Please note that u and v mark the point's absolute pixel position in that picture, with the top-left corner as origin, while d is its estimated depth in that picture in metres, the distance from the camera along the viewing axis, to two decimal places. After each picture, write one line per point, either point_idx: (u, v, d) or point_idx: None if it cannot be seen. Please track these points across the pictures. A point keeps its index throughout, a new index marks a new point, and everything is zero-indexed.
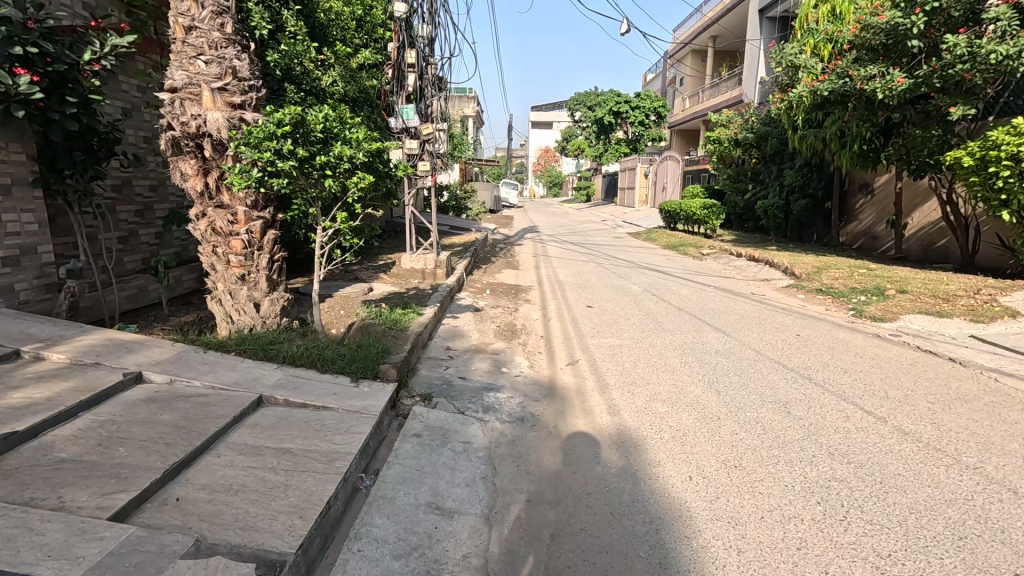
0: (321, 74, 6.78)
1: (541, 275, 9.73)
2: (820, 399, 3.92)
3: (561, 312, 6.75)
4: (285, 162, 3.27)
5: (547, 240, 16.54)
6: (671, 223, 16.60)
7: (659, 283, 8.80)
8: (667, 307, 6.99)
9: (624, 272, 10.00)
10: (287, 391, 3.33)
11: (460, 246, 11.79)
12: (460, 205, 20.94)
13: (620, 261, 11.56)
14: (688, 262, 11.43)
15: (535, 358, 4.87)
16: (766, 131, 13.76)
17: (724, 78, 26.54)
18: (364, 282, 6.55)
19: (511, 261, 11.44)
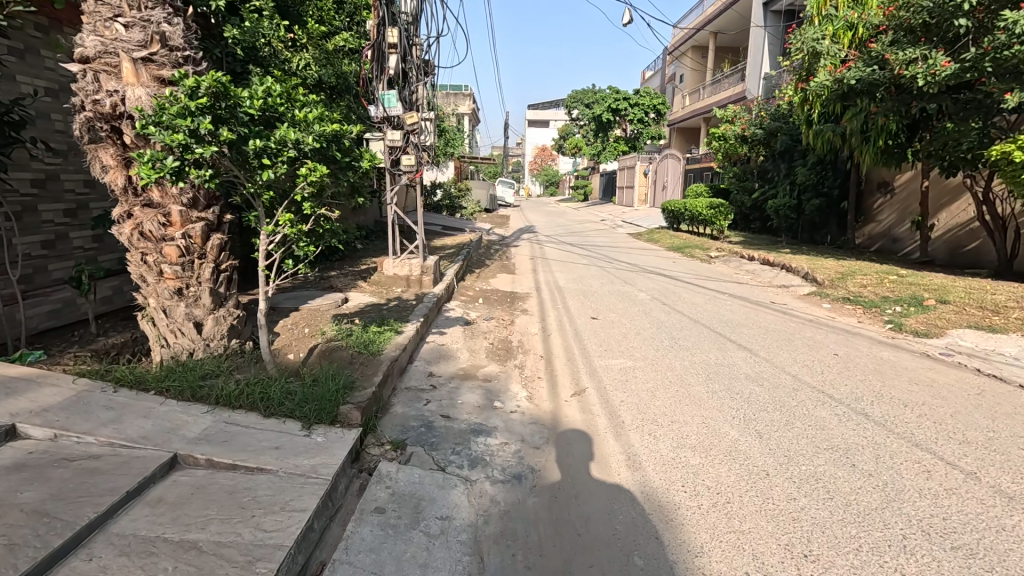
0: (291, 55, 6.01)
1: (539, 281, 8.97)
2: (887, 445, 3.17)
3: (563, 325, 5.98)
4: (205, 147, 2.50)
5: (545, 241, 15.77)
6: (674, 223, 15.86)
7: (669, 289, 8.04)
8: (682, 319, 6.23)
9: (629, 277, 9.24)
10: (212, 448, 2.55)
11: (452, 248, 10.99)
12: (454, 204, 20.15)
13: (624, 264, 10.80)
14: (696, 265, 10.70)
15: (534, 387, 4.11)
16: (776, 126, 13.05)
17: (726, 74, 25.84)
18: (339, 292, 5.77)
19: (506, 265, 10.67)
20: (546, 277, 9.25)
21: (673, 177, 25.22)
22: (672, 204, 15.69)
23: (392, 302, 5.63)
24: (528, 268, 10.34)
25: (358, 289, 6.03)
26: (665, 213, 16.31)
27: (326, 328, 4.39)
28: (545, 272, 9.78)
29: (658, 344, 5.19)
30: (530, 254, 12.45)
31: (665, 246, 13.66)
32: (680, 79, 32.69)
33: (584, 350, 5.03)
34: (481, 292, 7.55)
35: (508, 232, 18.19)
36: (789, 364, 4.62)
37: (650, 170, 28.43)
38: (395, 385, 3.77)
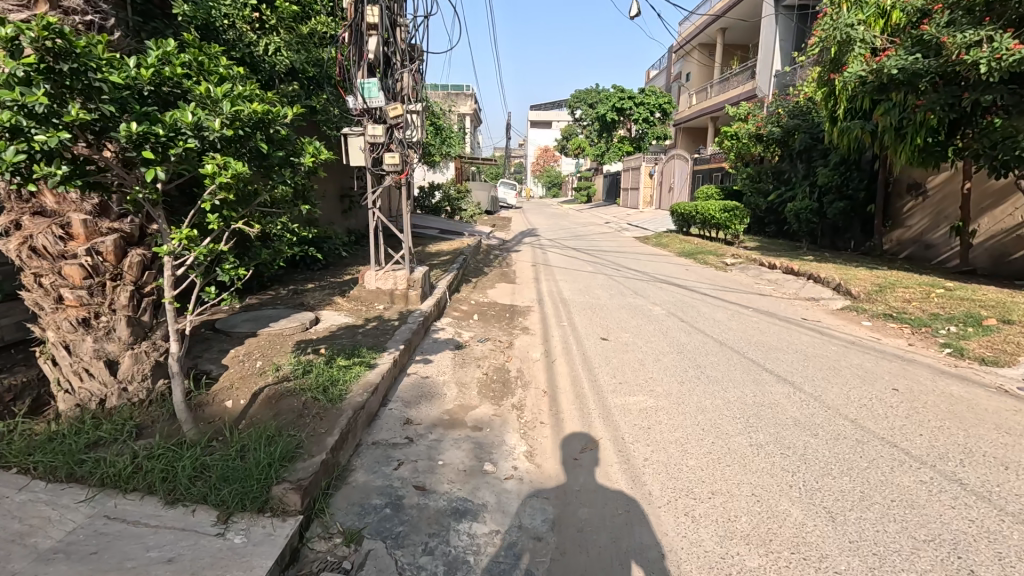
0: (257, 38, 5.26)
1: (542, 291, 8.19)
2: (1006, 536, 2.38)
3: (569, 348, 5.19)
4: (50, 135, 1.80)
5: (548, 245, 15.02)
6: (684, 226, 15.05)
7: (685, 302, 7.25)
8: (705, 341, 5.43)
9: (640, 287, 8.45)
10: (70, 566, 1.77)
11: (448, 254, 10.23)
12: (454, 206, 19.42)
13: (632, 272, 10.02)
14: (710, 273, 9.90)
15: (535, 436, 3.33)
16: (795, 124, 12.26)
17: (735, 73, 25.05)
18: (311, 310, 5.00)
19: (506, 273, 9.90)
20: (549, 287, 8.47)
21: (679, 178, 24.43)
22: (682, 207, 14.90)
23: (371, 322, 4.85)
24: (529, 277, 9.56)
25: (334, 306, 5.25)
26: (674, 215, 15.50)
27: (283, 361, 3.61)
28: (548, 282, 8.99)
29: (682, 375, 4.41)
30: (532, 261, 11.67)
31: (675, 251, 12.88)
32: (686, 78, 31.91)
33: (595, 383, 4.24)
34: (477, 306, 6.79)
35: (510, 235, 17.44)
36: (843, 405, 3.83)
37: (656, 171, 27.77)
38: (359, 440, 2.99)
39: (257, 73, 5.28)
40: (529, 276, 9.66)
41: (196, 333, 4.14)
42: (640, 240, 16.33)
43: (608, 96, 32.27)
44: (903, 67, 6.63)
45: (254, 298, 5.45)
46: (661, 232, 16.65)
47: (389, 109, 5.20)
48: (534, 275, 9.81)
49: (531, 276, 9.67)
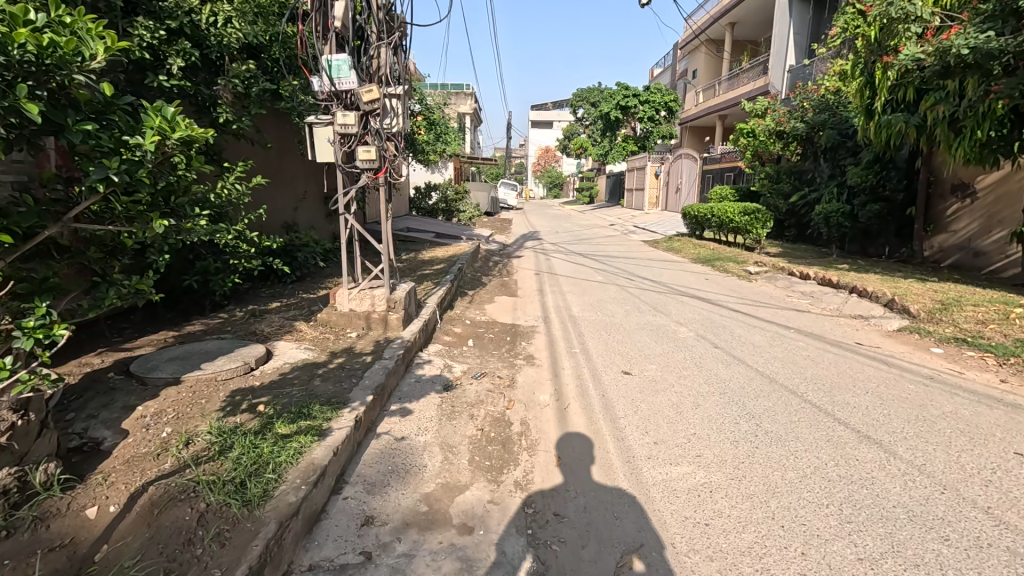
0: (201, 6, 4.30)
1: (548, 306, 7.22)
2: None
3: (584, 387, 4.22)
4: None
5: (551, 250, 14.04)
6: (699, 229, 14.07)
7: (714, 321, 6.27)
8: (749, 375, 4.46)
9: (660, 300, 7.48)
10: None
11: (443, 262, 9.28)
12: (451, 208, 18.47)
13: (646, 281, 9.05)
14: (733, 283, 8.94)
15: (550, 544, 2.33)
16: (822, 119, 11.30)
17: (745, 68, 24.08)
18: (265, 343, 4.02)
19: (507, 283, 8.94)
20: (554, 301, 7.50)
21: (686, 179, 23.40)
22: (696, 208, 13.94)
23: (339, 356, 3.89)
24: (533, 287, 8.59)
25: (296, 335, 4.28)
26: (687, 218, 14.53)
27: (202, 429, 2.64)
28: (554, 294, 8.02)
29: (731, 431, 3.43)
30: (535, 268, 10.73)
31: (690, 257, 11.90)
32: (692, 75, 30.92)
33: (622, 444, 3.27)
34: (473, 327, 5.84)
35: (511, 238, 16.47)
36: (962, 482, 2.84)
37: (661, 171, 26.83)
38: (288, 565, 2.02)
39: (201, 49, 4.33)
40: (533, 286, 8.69)
41: (101, 381, 3.16)
42: (649, 244, 15.35)
43: (612, 94, 31.28)
44: (976, 46, 5.75)
45: (201, 323, 4.50)
46: (671, 236, 15.69)
47: (362, 91, 4.22)
48: (538, 285, 8.83)
49: (535, 286, 8.71)
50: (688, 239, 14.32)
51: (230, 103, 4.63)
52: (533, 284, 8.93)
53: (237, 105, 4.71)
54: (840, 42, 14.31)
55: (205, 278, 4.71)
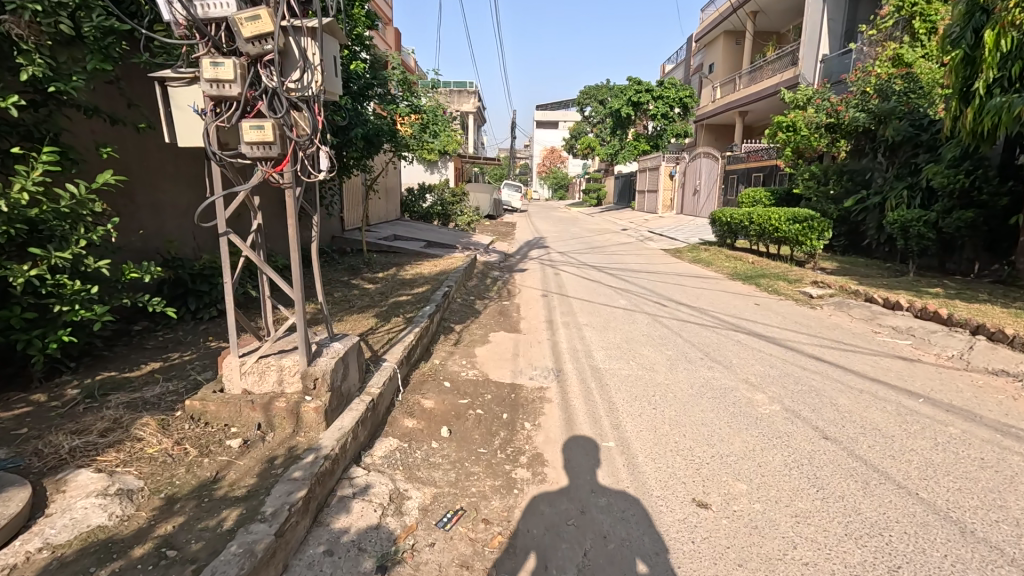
0: None
1: (561, 349, 5.37)
2: None
3: (636, 551, 2.35)
4: None
5: (560, 261, 12.22)
6: (731, 238, 12.17)
7: (802, 382, 4.40)
8: (916, 515, 2.60)
9: (711, 341, 5.61)
10: None
11: (427, 282, 7.46)
12: (447, 211, 16.72)
13: (682, 307, 7.21)
14: (794, 312, 7.07)
15: None
16: (890, 107, 9.44)
17: (769, 60, 22.27)
18: (53, 477, 2.18)
19: (507, 310, 7.10)
20: (570, 340, 5.65)
21: (706, 180, 21.57)
22: (728, 213, 12.06)
23: (178, 511, 2.05)
24: (541, 317, 6.76)
25: (131, 447, 2.46)
26: (718, 225, 12.63)
27: None
28: (569, 329, 6.17)
29: None
30: (544, 286, 8.90)
31: (726, 272, 10.03)
32: (709, 69, 29.00)
33: None
34: (454, 394, 3.98)
35: (514, 246, 14.68)
36: None
37: (677, 171, 24.92)
38: None
39: None
40: (541, 315, 6.85)
41: None
42: (670, 254, 13.48)
43: (623, 89, 29.44)
44: None
45: None
46: (696, 245, 13.80)
47: (240, 18, 2.37)
48: (549, 313, 6.98)
49: (544, 315, 6.86)
50: (718, 249, 12.44)
51: (45, 48, 2.80)
52: (540, 311, 7.08)
53: (59, 55, 2.89)
54: (894, 21, 12.39)
55: (7, 337, 2.88)
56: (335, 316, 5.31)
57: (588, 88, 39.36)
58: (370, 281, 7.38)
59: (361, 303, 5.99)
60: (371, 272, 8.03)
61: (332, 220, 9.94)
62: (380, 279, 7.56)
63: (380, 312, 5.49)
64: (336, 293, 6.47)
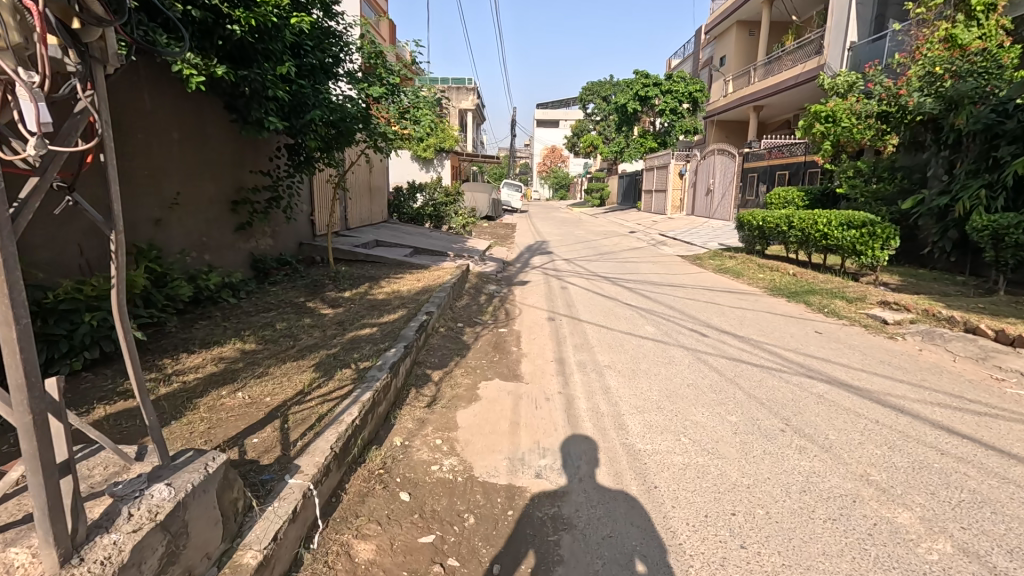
0: None
1: (580, 410, 3.84)
2: None
3: None
4: None
5: (567, 270, 10.72)
6: (762, 244, 10.63)
7: (955, 482, 2.88)
8: None
9: (785, 398, 4.07)
10: None
11: (404, 305, 5.93)
12: (440, 212, 15.20)
13: (727, 338, 5.69)
14: (869, 344, 5.55)
15: None
16: (966, 92, 7.86)
17: (789, 50, 20.79)
18: None
19: (504, 341, 5.55)
20: (591, 394, 4.12)
21: (721, 178, 20.05)
22: (760, 215, 10.50)
23: None
24: (549, 353, 5.20)
25: None
26: (746, 228, 11.07)
27: None
28: (588, 373, 4.62)
29: None
30: (550, 305, 7.35)
31: (763, 286, 8.52)
32: (721, 62, 27.42)
33: None
34: (413, 520, 2.46)
35: (513, 252, 13.17)
36: None
37: (686, 170, 23.74)
38: None
39: None
40: (549, 350, 5.30)
41: None
42: (690, 262, 11.95)
43: (630, 83, 27.82)
44: None
45: None
46: (718, 252, 12.29)
47: None
48: (559, 347, 5.43)
49: (553, 350, 5.31)
50: (746, 256, 10.90)
51: None
52: (548, 344, 5.54)
53: None
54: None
55: None
56: (260, 364, 3.78)
57: (591, 82, 37.78)
58: (330, 304, 5.85)
59: (307, 340, 4.47)
60: (337, 291, 6.50)
61: (296, 223, 8.39)
62: (344, 301, 6.02)
63: (326, 357, 3.96)
64: (280, 324, 4.95)
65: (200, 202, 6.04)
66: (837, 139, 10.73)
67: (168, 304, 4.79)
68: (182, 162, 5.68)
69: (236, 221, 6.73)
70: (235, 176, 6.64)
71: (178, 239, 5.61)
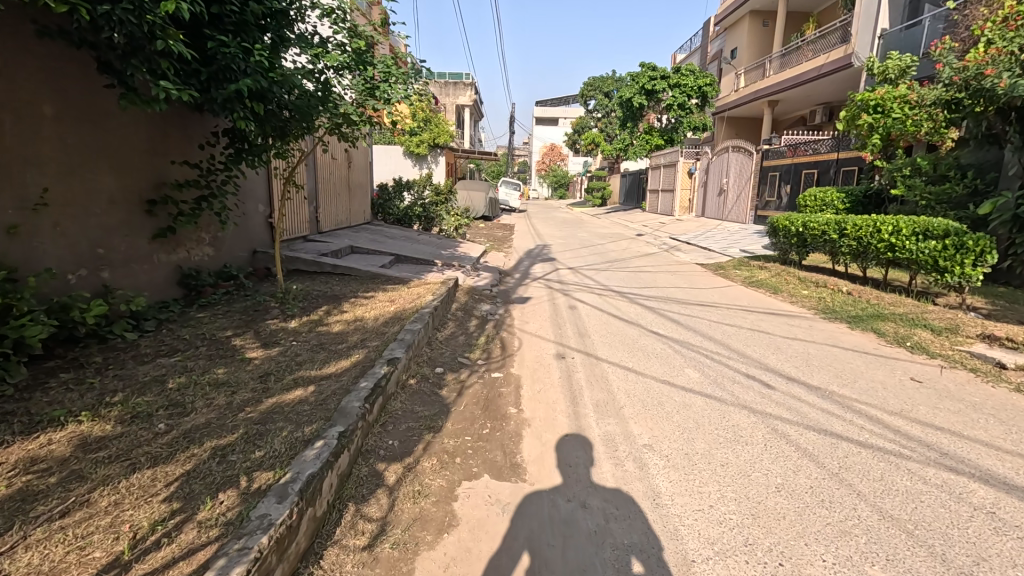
0: None
1: (621, 552, 2.35)
2: None
3: None
4: None
5: (574, 283, 9.22)
6: (801, 252, 9.14)
7: None
8: None
9: (938, 520, 2.59)
10: None
11: (365, 341, 4.43)
12: (431, 212, 13.67)
13: (800, 392, 4.20)
14: (997, 401, 4.07)
15: None
16: None
17: (810, 40, 19.33)
18: None
19: (498, 398, 4.04)
20: (633, 508, 2.66)
21: (736, 177, 18.58)
22: (799, 220, 9.02)
23: None
24: (560, 415, 3.80)
25: None
26: (781, 233, 9.57)
27: None
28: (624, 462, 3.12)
29: None
30: (559, 335, 5.83)
31: (814, 309, 7.05)
32: (732, 54, 25.88)
33: None
34: None
35: (512, 260, 11.69)
36: None
37: (696, 169, 22.28)
38: None
39: None
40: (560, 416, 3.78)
41: None
42: (713, 273, 10.48)
43: (635, 76, 26.21)
44: None
45: None
46: (745, 261, 10.84)
47: None
48: (578, 406, 3.93)
49: (570, 415, 3.80)
50: (781, 267, 9.42)
51: None
52: (562, 403, 4.00)
53: None
54: None
55: None
56: (90, 476, 2.26)
57: (593, 76, 36.23)
58: (265, 342, 4.33)
59: (201, 414, 2.95)
60: (282, 319, 4.99)
61: (244, 227, 6.85)
62: (286, 336, 4.51)
63: (207, 459, 2.44)
64: (176, 380, 3.44)
65: (93, 201, 4.52)
66: (889, 131, 9.21)
67: (8, 353, 3.18)
68: (59, 147, 4.15)
69: (152, 225, 5.20)
70: (150, 168, 5.11)
71: (53, 253, 4.10)
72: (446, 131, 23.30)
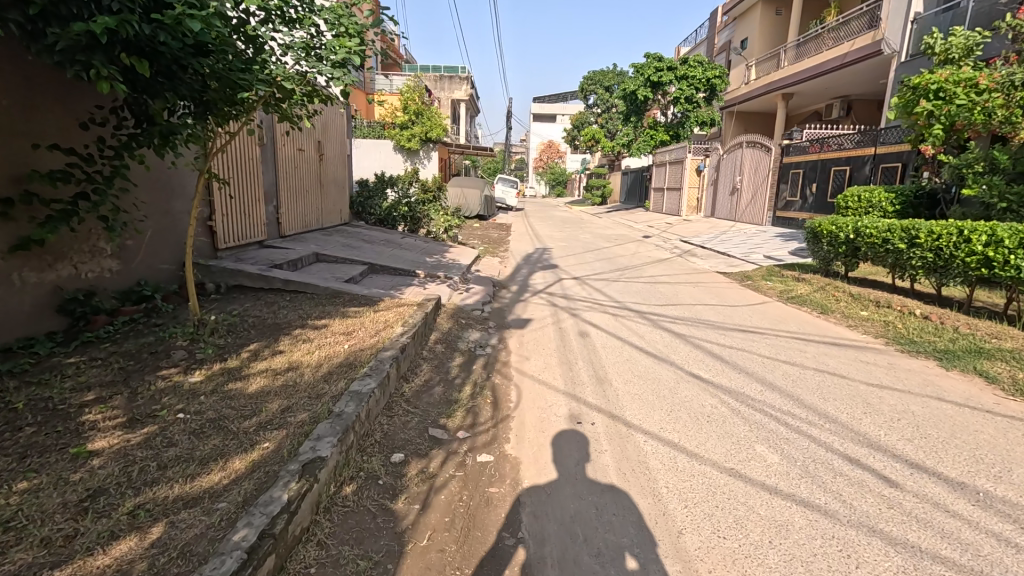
0: None
1: None
2: None
3: None
4: None
5: (582, 297, 7.76)
6: (850, 262, 7.71)
7: None
8: None
9: None
10: None
11: (288, 412, 2.96)
12: (418, 212, 12.19)
13: (942, 497, 2.77)
14: None
15: None
16: None
17: (830, 27, 17.93)
18: None
19: (486, 516, 2.57)
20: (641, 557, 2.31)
21: (751, 175, 17.17)
22: (849, 225, 7.56)
23: None
24: (556, 469, 3.03)
25: None
26: (825, 241, 8.11)
27: None
28: (650, 564, 2.29)
29: None
30: (572, 382, 4.36)
31: (884, 339, 5.64)
32: (743, 45, 24.43)
33: None
34: None
35: (509, 267, 10.22)
36: None
37: (705, 166, 21.03)
38: None
39: None
40: (559, 468, 3.03)
41: None
42: (740, 285, 9.06)
43: (639, 68, 24.69)
44: None
45: None
46: (776, 272, 9.42)
47: None
48: (584, 469, 3.02)
49: (568, 465, 3.07)
50: (825, 280, 8.02)
51: None
52: (561, 452, 3.21)
53: None
54: None
55: None
56: None
57: (593, 70, 34.79)
58: (132, 417, 2.85)
59: None
60: (181, 369, 3.53)
61: (167, 233, 5.36)
62: (172, 402, 3.04)
63: None
64: None
65: None
66: (953, 121, 7.78)
67: None
68: None
69: (9, 236, 3.73)
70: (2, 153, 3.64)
71: None
72: (439, 125, 21.79)
